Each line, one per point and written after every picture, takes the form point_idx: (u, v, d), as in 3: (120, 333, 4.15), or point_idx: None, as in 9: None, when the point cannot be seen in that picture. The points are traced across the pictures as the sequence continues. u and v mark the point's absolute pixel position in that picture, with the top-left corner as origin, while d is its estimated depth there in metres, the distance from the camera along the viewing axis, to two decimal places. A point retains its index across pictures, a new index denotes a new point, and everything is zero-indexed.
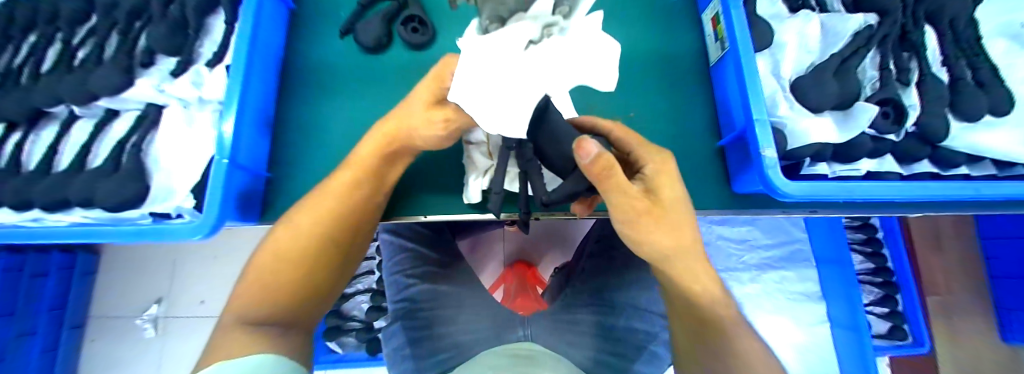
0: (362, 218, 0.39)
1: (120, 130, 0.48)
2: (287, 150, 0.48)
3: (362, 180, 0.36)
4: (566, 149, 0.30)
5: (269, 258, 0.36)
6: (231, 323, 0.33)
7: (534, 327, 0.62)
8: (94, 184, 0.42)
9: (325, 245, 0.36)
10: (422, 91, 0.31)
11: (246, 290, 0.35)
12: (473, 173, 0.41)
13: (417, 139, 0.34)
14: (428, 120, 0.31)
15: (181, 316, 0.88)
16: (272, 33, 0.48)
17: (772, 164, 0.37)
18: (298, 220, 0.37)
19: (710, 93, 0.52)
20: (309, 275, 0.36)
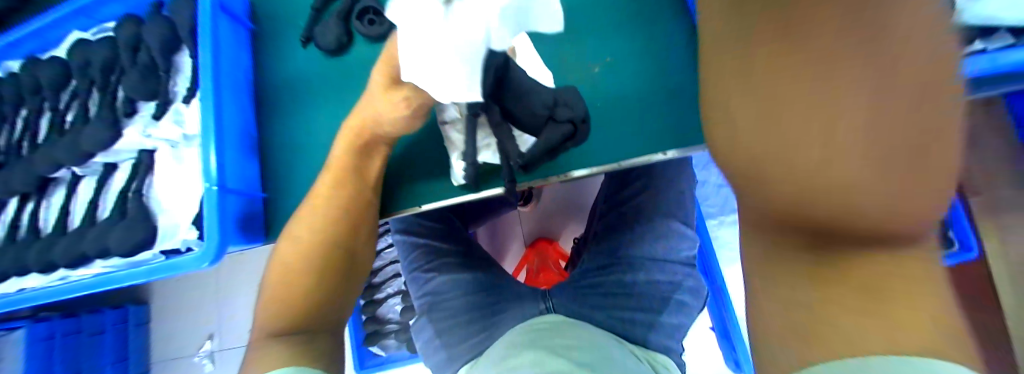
0: (359, 214, 0.39)
1: (120, 180, 0.49)
2: (277, 167, 0.49)
3: (343, 178, 0.37)
4: (529, 104, 0.31)
5: (279, 270, 0.37)
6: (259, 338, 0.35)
7: (556, 298, 0.63)
8: (106, 234, 0.44)
9: (323, 249, 0.37)
10: (377, 75, 0.32)
11: (265, 305, 0.37)
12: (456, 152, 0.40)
13: (384, 127, 0.35)
14: (389, 102, 0.32)
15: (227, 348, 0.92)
16: (236, 57, 0.48)
17: None
18: (298, 230, 0.38)
19: (688, 19, 0.48)
20: (316, 280, 0.36)
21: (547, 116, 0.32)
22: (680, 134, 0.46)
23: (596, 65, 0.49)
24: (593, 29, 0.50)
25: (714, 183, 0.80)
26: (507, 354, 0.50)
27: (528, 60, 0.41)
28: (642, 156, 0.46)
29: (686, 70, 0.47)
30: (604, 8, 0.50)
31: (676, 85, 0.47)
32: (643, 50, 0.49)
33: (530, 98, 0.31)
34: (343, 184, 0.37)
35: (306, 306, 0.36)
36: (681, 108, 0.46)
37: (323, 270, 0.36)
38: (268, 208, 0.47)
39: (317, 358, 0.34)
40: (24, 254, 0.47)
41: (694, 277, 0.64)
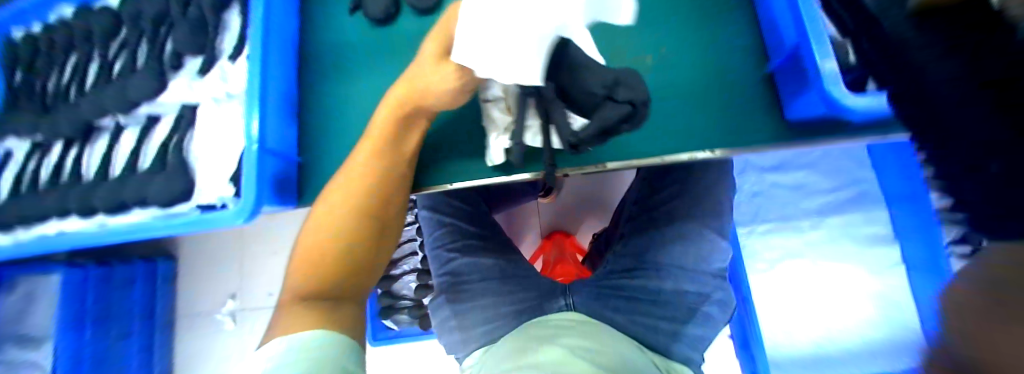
0: (395, 188, 0.39)
1: (161, 133, 0.49)
2: (313, 133, 0.48)
3: (381, 149, 0.37)
4: (586, 83, 0.29)
5: (310, 236, 0.37)
6: (290, 300, 0.35)
7: (578, 296, 0.63)
8: (147, 185, 0.45)
9: (357, 220, 0.36)
10: (429, 48, 0.33)
11: (296, 270, 0.37)
12: (496, 131, 0.40)
13: (426, 100, 0.35)
14: (440, 74, 0.32)
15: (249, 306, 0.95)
16: (286, 18, 0.48)
17: (832, 79, 0.34)
18: (331, 198, 0.37)
19: (754, 13, 0.46)
20: (349, 249, 0.36)
21: (604, 96, 0.29)
22: (731, 136, 0.44)
23: (650, 54, 0.46)
24: (652, 15, 0.47)
25: (763, 189, 0.78)
26: (516, 350, 0.49)
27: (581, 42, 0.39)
28: (690, 153, 0.43)
29: (745, 67, 0.45)
30: None
31: (732, 82, 0.45)
32: (701, 41, 0.46)
33: (587, 78, 0.29)
34: (382, 156, 0.37)
35: (336, 275, 0.36)
36: (736, 106, 0.44)
37: (358, 237, 0.36)
38: (302, 173, 0.47)
39: (345, 327, 0.34)
40: (67, 197, 0.48)
41: (724, 289, 0.62)
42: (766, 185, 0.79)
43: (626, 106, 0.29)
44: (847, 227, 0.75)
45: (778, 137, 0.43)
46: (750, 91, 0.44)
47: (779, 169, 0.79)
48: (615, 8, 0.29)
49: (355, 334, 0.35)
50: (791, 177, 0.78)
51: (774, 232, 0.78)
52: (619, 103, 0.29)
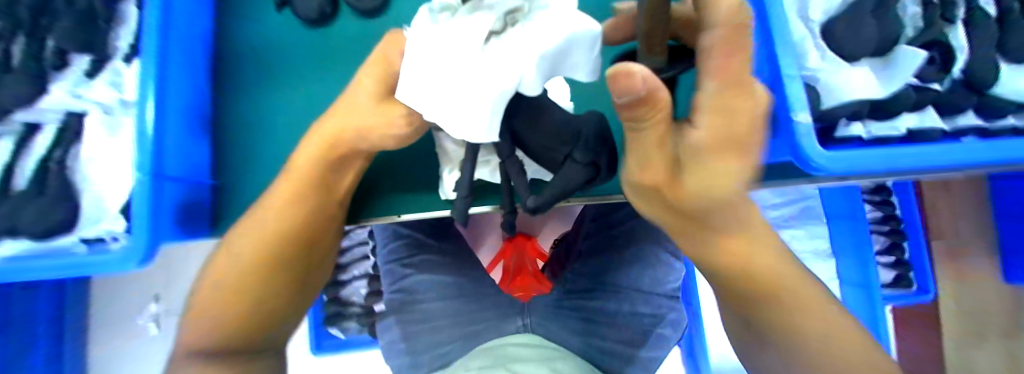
0: (323, 229, 0.36)
1: (40, 145, 0.39)
2: (237, 151, 0.42)
3: (308, 189, 0.33)
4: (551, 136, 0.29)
5: (217, 282, 0.33)
6: (190, 357, 0.31)
7: (534, 316, 0.63)
8: (15, 210, 0.37)
9: (270, 265, 0.33)
10: (368, 86, 0.31)
11: (198, 320, 0.32)
12: (450, 164, 0.37)
13: (364, 140, 0.32)
14: (387, 119, 0.30)
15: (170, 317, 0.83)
16: (195, 11, 0.39)
17: (806, 131, 0.32)
18: (241, 241, 0.34)
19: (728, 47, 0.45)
20: (259, 297, 0.32)
21: (565, 155, 0.28)
22: None
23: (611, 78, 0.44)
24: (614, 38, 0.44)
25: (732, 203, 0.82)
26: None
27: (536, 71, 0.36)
28: None
29: None
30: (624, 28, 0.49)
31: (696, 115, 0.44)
32: None
33: (545, 131, 0.29)
34: (304, 194, 0.33)
35: (243, 324, 0.32)
36: None
37: (270, 281, 0.33)
38: (220, 194, 0.42)
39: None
40: None
41: (677, 310, 0.63)
42: None
43: (589, 167, 0.29)
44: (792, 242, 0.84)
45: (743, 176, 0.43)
46: None
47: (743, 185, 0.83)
48: (572, 64, 0.27)
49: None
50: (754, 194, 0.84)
51: None
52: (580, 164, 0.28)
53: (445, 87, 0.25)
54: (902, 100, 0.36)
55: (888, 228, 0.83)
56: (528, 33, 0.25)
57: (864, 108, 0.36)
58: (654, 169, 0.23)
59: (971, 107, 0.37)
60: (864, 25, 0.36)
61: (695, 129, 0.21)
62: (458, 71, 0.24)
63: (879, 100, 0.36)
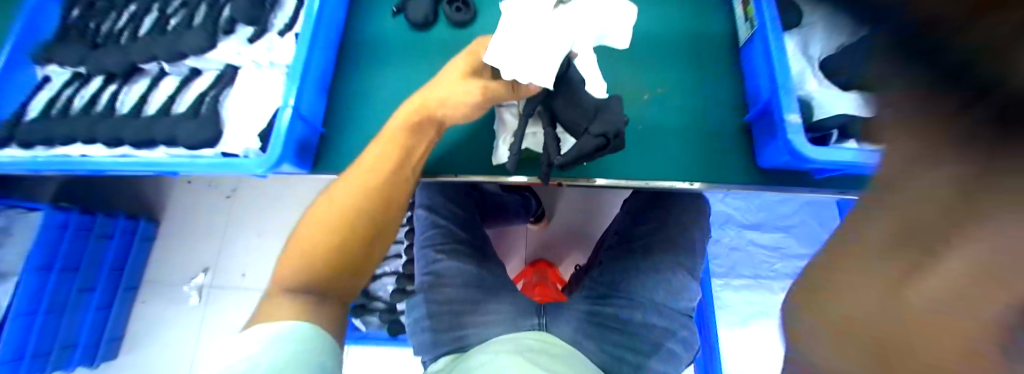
0: (393, 192, 0.40)
1: (201, 85, 0.53)
2: (337, 111, 0.52)
3: (389, 151, 0.39)
4: (578, 104, 0.38)
5: (309, 227, 0.38)
6: (275, 289, 0.36)
7: (552, 317, 0.62)
8: (177, 128, 0.48)
9: (355, 217, 0.38)
10: (460, 63, 0.39)
11: (286, 260, 0.37)
12: (507, 133, 0.46)
13: (444, 108, 0.39)
14: (465, 86, 0.38)
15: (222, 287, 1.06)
16: (335, 10, 0.52)
17: (794, 130, 0.37)
18: (335, 193, 0.39)
19: (739, 72, 0.50)
20: (346, 240, 0.37)
21: (585, 128, 0.38)
22: (706, 172, 0.46)
23: (647, 91, 0.50)
24: (674, 63, 0.51)
25: (742, 244, 0.90)
26: (490, 358, 0.49)
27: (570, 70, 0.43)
28: (669, 181, 0.46)
29: (726, 110, 0.48)
30: (670, 47, 0.51)
31: (717, 128, 0.48)
32: (692, 84, 0.50)
33: (580, 104, 0.38)
34: (388, 151, 0.39)
35: (324, 265, 0.36)
36: (718, 145, 0.47)
37: (353, 233, 0.38)
38: (322, 146, 0.51)
39: (322, 309, 0.36)
40: (95, 127, 0.51)
41: (689, 328, 0.63)
42: (745, 241, 0.90)
43: (600, 139, 0.37)
44: None
45: (750, 181, 0.46)
46: (729, 136, 0.47)
47: (757, 229, 0.90)
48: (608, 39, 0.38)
49: (333, 325, 0.36)
50: (769, 238, 0.90)
51: (743, 288, 0.89)
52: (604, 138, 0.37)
53: (525, 52, 0.33)
54: None
55: None
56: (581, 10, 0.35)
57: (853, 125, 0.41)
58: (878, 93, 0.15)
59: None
60: None
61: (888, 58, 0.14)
62: (535, 37, 0.33)
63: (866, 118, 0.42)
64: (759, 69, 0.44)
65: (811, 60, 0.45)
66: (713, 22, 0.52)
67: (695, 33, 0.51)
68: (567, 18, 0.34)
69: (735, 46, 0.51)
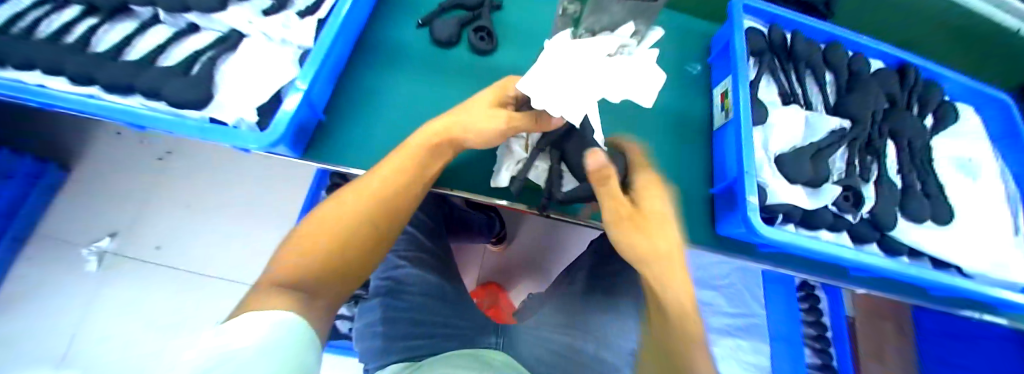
0: (402, 203, 0.42)
1: (197, 43, 0.51)
2: (339, 103, 0.52)
3: (410, 166, 0.41)
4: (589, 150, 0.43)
5: (316, 224, 0.38)
6: (268, 278, 0.33)
7: (507, 337, 0.66)
8: (166, 81, 0.45)
9: (367, 221, 0.39)
10: (486, 96, 0.42)
11: (290, 251, 0.36)
12: (511, 161, 0.48)
13: (463, 135, 0.42)
14: (492, 115, 0.40)
15: (129, 255, 1.00)
16: (359, 10, 0.53)
17: (754, 209, 0.43)
18: (347, 197, 0.40)
19: (708, 152, 0.58)
20: (354, 243, 0.38)
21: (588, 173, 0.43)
22: None
23: None
24: (660, 130, 0.58)
25: None
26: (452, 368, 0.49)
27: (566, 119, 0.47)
28: None
29: (695, 181, 0.56)
30: (659, 118, 0.58)
31: (686, 194, 0.55)
32: (671, 152, 0.57)
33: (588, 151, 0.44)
34: (407, 165, 0.41)
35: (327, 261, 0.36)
36: (684, 210, 0.54)
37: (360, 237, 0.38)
38: (317, 134, 0.50)
39: (313, 306, 0.32)
40: (66, 59, 0.46)
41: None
42: None
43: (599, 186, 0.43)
44: (735, 350, 1.00)
45: (706, 244, 0.53)
46: (696, 203, 0.55)
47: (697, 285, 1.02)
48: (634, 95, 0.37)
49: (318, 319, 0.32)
50: (704, 295, 1.02)
51: None
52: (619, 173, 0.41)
53: (562, 87, 0.35)
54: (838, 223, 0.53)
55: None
56: (628, 63, 0.37)
57: (796, 211, 0.49)
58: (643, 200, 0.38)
59: (875, 239, 0.56)
60: (802, 164, 0.52)
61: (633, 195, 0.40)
62: (575, 77, 0.35)
63: (807, 209, 0.51)
64: (729, 150, 0.52)
65: (768, 154, 0.54)
66: (693, 104, 0.61)
67: (679, 109, 0.60)
68: (616, 68, 0.36)
69: (709, 129, 0.59)
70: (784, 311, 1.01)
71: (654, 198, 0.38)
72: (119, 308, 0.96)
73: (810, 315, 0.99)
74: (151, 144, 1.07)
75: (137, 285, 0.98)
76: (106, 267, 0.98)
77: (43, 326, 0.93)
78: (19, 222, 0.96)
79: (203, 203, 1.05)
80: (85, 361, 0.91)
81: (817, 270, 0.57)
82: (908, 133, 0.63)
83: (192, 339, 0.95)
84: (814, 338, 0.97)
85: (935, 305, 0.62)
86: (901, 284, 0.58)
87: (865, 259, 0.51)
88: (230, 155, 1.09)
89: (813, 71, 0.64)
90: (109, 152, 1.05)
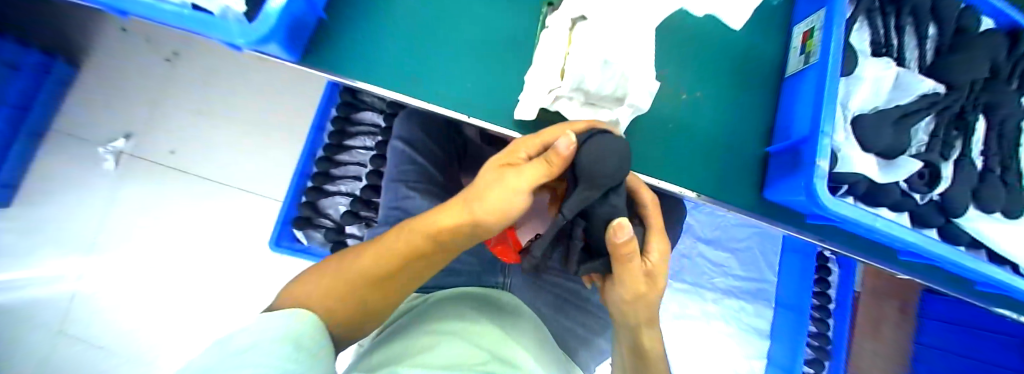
0: (421, 266, 0.38)
1: None
2: (348, 6, 0.46)
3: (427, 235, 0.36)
4: (608, 167, 0.32)
5: (334, 272, 0.37)
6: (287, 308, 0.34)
7: (515, 278, 0.64)
8: None
9: (384, 280, 0.37)
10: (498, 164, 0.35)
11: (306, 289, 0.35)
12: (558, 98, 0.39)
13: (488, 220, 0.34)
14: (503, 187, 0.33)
15: (143, 158, 0.99)
16: None
17: (821, 175, 0.38)
18: (370, 252, 0.37)
19: (774, 103, 0.51)
20: (371, 295, 0.37)
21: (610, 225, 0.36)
22: (715, 189, 0.48)
23: (685, 92, 0.49)
24: (720, 72, 0.50)
25: (693, 255, 0.99)
26: (462, 312, 0.47)
27: (604, 40, 0.36)
28: (678, 186, 0.47)
29: (752, 137, 0.50)
30: (719, 58, 0.50)
31: (739, 149, 0.49)
32: (731, 100, 0.50)
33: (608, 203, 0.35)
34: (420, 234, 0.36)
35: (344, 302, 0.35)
36: (731, 168, 0.49)
37: (377, 290, 0.37)
38: (318, 32, 0.45)
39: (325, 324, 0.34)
40: None
41: None
42: (696, 252, 1.00)
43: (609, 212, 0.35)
44: (737, 312, 1.00)
45: (752, 208, 0.49)
46: (747, 163, 0.49)
47: (710, 245, 1.00)
48: None
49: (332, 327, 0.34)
50: (717, 256, 1.00)
51: (679, 292, 0.99)
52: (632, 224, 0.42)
53: None
54: (905, 205, 0.47)
55: (816, 343, 0.90)
56: None
57: (864, 182, 0.44)
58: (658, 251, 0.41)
59: (937, 225, 0.50)
60: (885, 131, 0.45)
61: (650, 247, 0.41)
62: None
63: (876, 182, 0.45)
64: (801, 103, 0.45)
65: (847, 114, 0.46)
66: (763, 43, 0.52)
67: (746, 48, 0.51)
68: None
69: (779, 76, 0.51)
70: (794, 280, 0.94)
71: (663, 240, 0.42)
72: (143, 211, 0.98)
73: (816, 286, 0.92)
74: (154, 43, 1.00)
75: (153, 190, 0.99)
76: (123, 168, 0.98)
77: (72, 222, 0.96)
78: (32, 117, 0.93)
79: (212, 111, 1.01)
80: (121, 256, 0.96)
81: (860, 245, 0.53)
82: (1007, 110, 0.52)
83: (213, 247, 0.98)
84: (815, 308, 0.91)
85: (974, 300, 0.58)
86: (947, 272, 0.54)
87: (926, 245, 0.46)
88: (234, 63, 1.02)
89: (915, 20, 0.51)
90: (111, 47, 0.99)
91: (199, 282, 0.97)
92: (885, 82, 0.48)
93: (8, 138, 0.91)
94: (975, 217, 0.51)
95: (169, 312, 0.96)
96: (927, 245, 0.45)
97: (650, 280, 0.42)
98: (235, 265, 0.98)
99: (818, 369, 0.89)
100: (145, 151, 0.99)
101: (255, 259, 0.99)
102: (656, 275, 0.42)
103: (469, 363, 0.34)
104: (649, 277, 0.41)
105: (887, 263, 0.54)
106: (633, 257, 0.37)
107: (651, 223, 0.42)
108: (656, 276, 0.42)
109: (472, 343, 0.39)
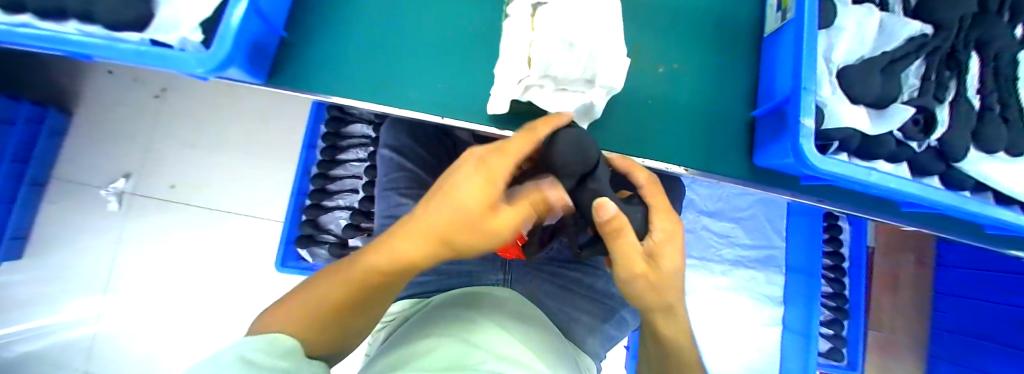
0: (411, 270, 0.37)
1: None
2: (310, 21, 0.45)
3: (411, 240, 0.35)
4: (576, 154, 0.37)
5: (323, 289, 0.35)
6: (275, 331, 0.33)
7: (515, 272, 0.62)
8: None
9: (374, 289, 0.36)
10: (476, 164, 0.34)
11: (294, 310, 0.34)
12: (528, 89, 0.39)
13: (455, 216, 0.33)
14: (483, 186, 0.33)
15: (144, 195, 1.00)
16: None
17: (807, 134, 0.36)
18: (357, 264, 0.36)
19: (756, 65, 0.49)
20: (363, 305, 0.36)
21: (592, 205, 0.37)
22: (703, 160, 0.47)
23: (662, 65, 0.48)
24: (696, 40, 0.49)
25: (696, 229, 0.99)
26: (458, 315, 0.46)
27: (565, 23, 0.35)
28: (664, 162, 0.46)
29: (736, 103, 0.48)
30: (693, 27, 0.49)
31: (723, 118, 0.48)
32: (710, 68, 0.48)
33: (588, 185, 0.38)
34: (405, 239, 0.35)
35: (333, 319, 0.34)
36: (718, 137, 0.47)
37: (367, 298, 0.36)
38: (282, 51, 0.45)
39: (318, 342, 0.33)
40: None
41: (630, 312, 0.67)
42: (699, 226, 1.00)
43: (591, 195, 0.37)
44: (747, 282, 0.98)
45: (744, 177, 0.48)
46: (734, 130, 0.48)
47: (713, 217, 1.00)
48: None
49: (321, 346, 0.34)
50: (721, 227, 1.00)
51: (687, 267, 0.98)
52: (633, 202, 0.41)
53: None
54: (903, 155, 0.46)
55: (834, 304, 0.88)
56: None
57: (855, 136, 0.43)
58: (659, 230, 0.39)
59: (937, 172, 0.48)
60: (873, 81, 0.44)
61: (654, 229, 0.39)
62: None
63: (868, 135, 0.44)
64: (782, 62, 0.43)
65: (830, 68, 0.45)
66: (737, 6, 0.50)
67: (720, 13, 0.49)
68: None
69: (758, 37, 0.50)
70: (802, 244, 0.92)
71: (667, 219, 0.40)
72: (150, 248, 0.99)
73: (828, 246, 0.90)
74: (140, 81, 1.01)
75: (158, 226, 1.00)
76: (126, 208, 0.99)
77: (85, 267, 0.97)
78: (32, 168, 0.95)
79: (205, 141, 1.01)
80: (140, 293, 0.98)
81: (860, 200, 0.51)
82: (1001, 43, 0.50)
83: (226, 275, 0.99)
84: (829, 268, 0.90)
85: (988, 244, 0.56)
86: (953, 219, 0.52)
87: (928, 194, 0.44)
88: (220, 91, 1.02)
89: None
90: (98, 90, 1.00)
91: (219, 309, 0.98)
92: (868, 30, 0.46)
93: (11, 191, 0.92)
94: (979, 159, 0.49)
95: (195, 343, 0.97)
96: (929, 194, 0.44)
97: (651, 263, 0.39)
98: (246, 291, 0.99)
99: (839, 329, 0.88)
100: (145, 188, 1.00)
101: (265, 282, 0.99)
102: (660, 253, 0.39)
103: (467, 363, 0.34)
104: (650, 259, 0.39)
105: (891, 217, 0.52)
106: (626, 235, 0.36)
107: (652, 204, 0.40)
108: (659, 256, 0.39)
109: (469, 342, 0.39)
